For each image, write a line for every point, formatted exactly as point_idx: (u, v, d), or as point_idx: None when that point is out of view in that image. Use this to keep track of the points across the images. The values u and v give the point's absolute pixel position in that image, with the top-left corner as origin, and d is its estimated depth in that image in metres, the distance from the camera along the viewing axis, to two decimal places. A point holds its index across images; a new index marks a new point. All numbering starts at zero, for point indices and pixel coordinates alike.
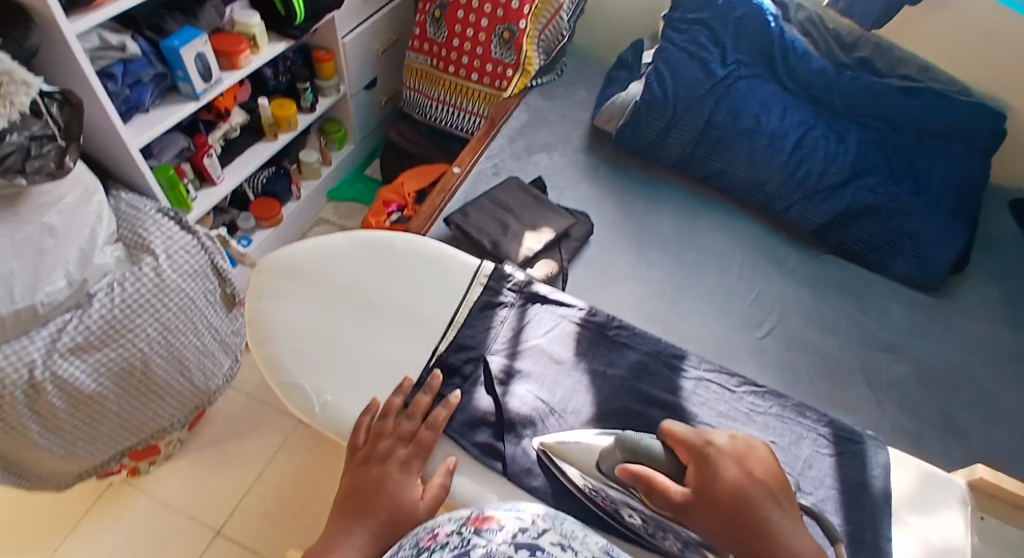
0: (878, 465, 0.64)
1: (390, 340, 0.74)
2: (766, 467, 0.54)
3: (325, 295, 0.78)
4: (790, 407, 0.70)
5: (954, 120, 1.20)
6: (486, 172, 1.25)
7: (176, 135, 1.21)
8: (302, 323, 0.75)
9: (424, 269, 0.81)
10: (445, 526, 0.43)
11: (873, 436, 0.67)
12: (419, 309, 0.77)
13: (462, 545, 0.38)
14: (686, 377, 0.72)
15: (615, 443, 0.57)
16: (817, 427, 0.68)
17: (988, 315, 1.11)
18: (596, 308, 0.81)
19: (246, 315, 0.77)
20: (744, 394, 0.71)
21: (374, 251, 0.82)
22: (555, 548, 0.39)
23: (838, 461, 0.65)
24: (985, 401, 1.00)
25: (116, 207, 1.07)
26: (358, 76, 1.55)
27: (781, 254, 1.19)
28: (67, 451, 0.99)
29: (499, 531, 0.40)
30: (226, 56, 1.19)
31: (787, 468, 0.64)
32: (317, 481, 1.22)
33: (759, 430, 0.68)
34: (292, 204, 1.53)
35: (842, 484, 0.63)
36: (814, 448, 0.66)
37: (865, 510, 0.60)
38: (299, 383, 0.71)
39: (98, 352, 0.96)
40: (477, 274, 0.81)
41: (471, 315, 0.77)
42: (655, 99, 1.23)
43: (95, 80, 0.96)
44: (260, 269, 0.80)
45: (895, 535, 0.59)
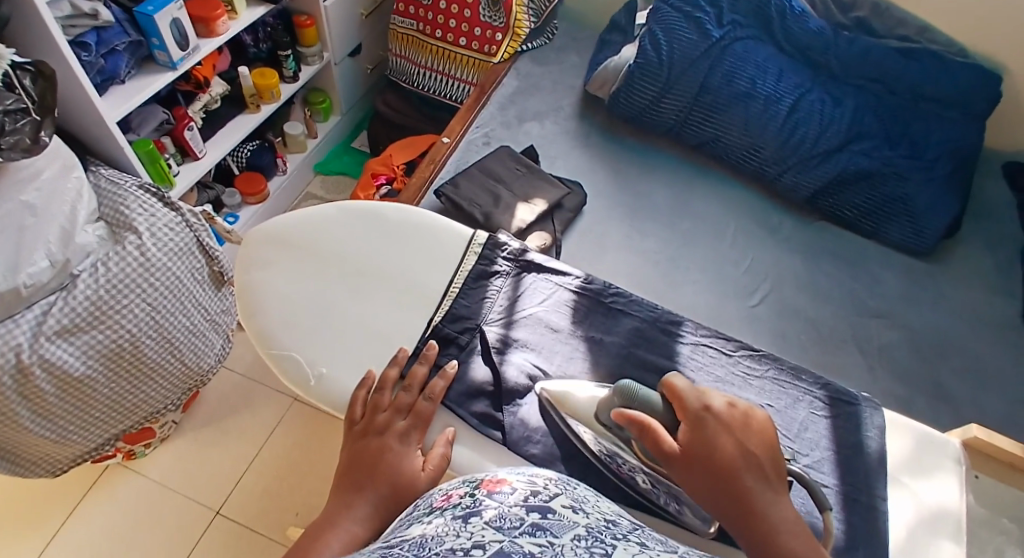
0: (873, 427, 0.63)
1: (384, 311, 0.73)
2: (761, 438, 0.54)
3: (315, 265, 0.76)
4: (787, 370, 0.69)
5: (951, 82, 1.19)
6: (476, 142, 1.22)
7: (154, 107, 1.16)
8: (292, 295, 0.73)
9: (417, 239, 0.79)
10: (457, 490, 0.39)
11: (869, 397, 0.66)
12: (413, 279, 0.75)
13: (472, 505, 0.33)
14: (682, 343, 0.71)
15: (614, 389, 0.59)
16: (813, 390, 0.67)
17: (978, 280, 1.12)
18: (592, 275, 0.79)
19: (236, 288, 0.75)
20: (740, 357, 0.70)
21: (363, 221, 0.80)
22: (570, 508, 0.34)
23: (832, 423, 0.64)
24: (973, 366, 1.02)
25: (96, 184, 1.04)
26: (342, 42, 1.50)
27: (774, 221, 1.18)
28: (59, 435, 0.98)
29: (511, 493, 0.35)
30: (203, 22, 1.14)
31: (782, 430, 0.63)
32: (315, 456, 1.23)
33: (755, 393, 0.67)
34: (278, 178, 1.50)
35: (837, 447, 0.62)
36: (809, 410, 0.65)
37: (860, 473, 0.60)
38: (292, 356, 0.70)
39: (85, 334, 0.94)
40: (471, 243, 0.79)
41: (466, 285, 0.76)
42: (648, 63, 1.20)
43: (68, 48, 0.92)
44: (248, 241, 0.78)
45: (889, 499, 0.59)
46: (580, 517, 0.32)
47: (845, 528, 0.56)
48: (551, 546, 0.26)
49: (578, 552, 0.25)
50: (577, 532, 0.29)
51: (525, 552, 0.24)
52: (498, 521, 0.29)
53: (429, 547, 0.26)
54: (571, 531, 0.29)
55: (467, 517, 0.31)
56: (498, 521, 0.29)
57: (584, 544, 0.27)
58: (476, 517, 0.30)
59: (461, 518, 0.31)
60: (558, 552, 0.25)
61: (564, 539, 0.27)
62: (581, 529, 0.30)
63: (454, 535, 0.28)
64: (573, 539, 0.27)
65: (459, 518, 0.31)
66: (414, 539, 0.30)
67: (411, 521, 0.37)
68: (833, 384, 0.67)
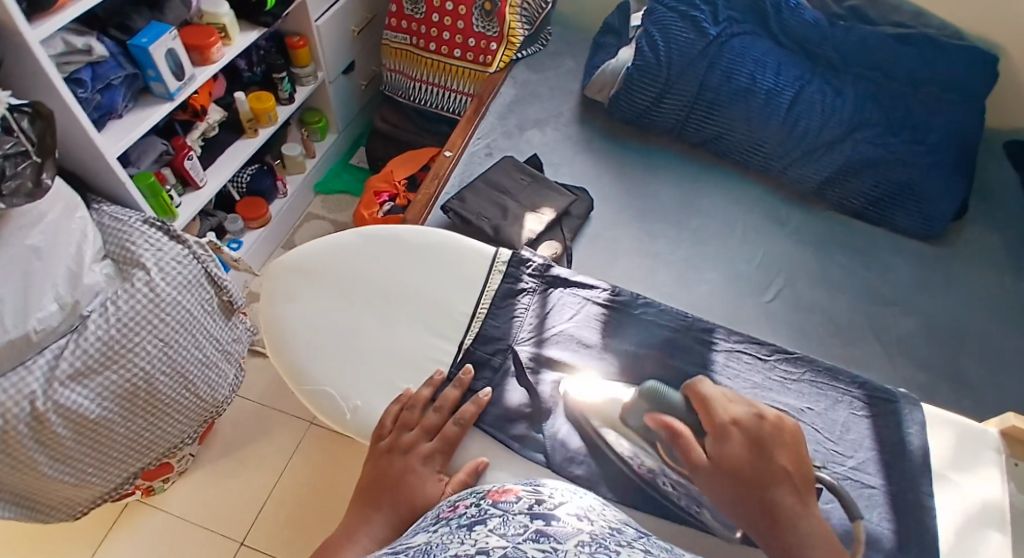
0: (914, 424, 0.63)
1: (412, 335, 0.72)
2: (786, 447, 0.52)
3: (340, 294, 0.75)
4: (823, 371, 0.68)
5: (949, 65, 1.18)
6: (478, 154, 1.21)
7: (153, 139, 1.17)
8: (319, 327, 0.73)
9: (440, 260, 0.78)
10: (464, 499, 0.44)
11: (907, 393, 0.66)
12: (439, 301, 0.75)
13: (478, 512, 0.38)
14: (716, 350, 0.71)
15: (642, 391, 0.60)
16: (851, 390, 0.67)
17: (991, 261, 1.11)
18: (619, 287, 0.79)
19: (261, 323, 0.74)
20: (775, 361, 0.70)
21: (385, 245, 0.79)
22: (573, 515, 0.38)
23: (874, 422, 0.64)
24: (992, 349, 1.00)
25: (99, 222, 1.03)
26: (335, 60, 1.49)
27: (782, 215, 1.18)
28: (78, 478, 0.97)
29: (515, 502, 0.39)
30: (197, 50, 1.14)
31: (824, 432, 0.63)
32: (335, 478, 1.22)
33: (794, 398, 0.66)
34: (278, 201, 1.49)
35: (881, 446, 0.62)
36: (850, 411, 0.65)
37: (905, 471, 0.59)
38: (324, 389, 0.69)
39: (99, 376, 0.93)
40: (494, 261, 0.79)
41: (494, 305, 0.75)
42: (647, 64, 1.20)
43: (63, 85, 0.90)
44: (269, 276, 0.77)
45: (936, 497, 0.58)
46: (583, 524, 0.36)
47: (896, 529, 0.56)
48: (554, 551, 0.30)
49: (581, 555, 0.29)
50: (580, 539, 0.32)
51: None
52: (503, 528, 0.33)
53: (439, 551, 0.30)
54: (575, 537, 0.32)
55: (473, 525, 0.35)
56: (503, 528, 0.33)
57: (586, 550, 0.30)
58: (482, 524, 0.35)
59: (468, 526, 0.35)
60: (560, 556, 0.29)
61: (568, 546, 0.31)
62: (585, 535, 0.33)
63: (460, 541, 0.32)
64: (576, 545, 0.31)
65: (465, 525, 0.35)
66: (423, 545, 0.34)
67: (421, 526, 0.42)
68: (870, 382, 0.66)
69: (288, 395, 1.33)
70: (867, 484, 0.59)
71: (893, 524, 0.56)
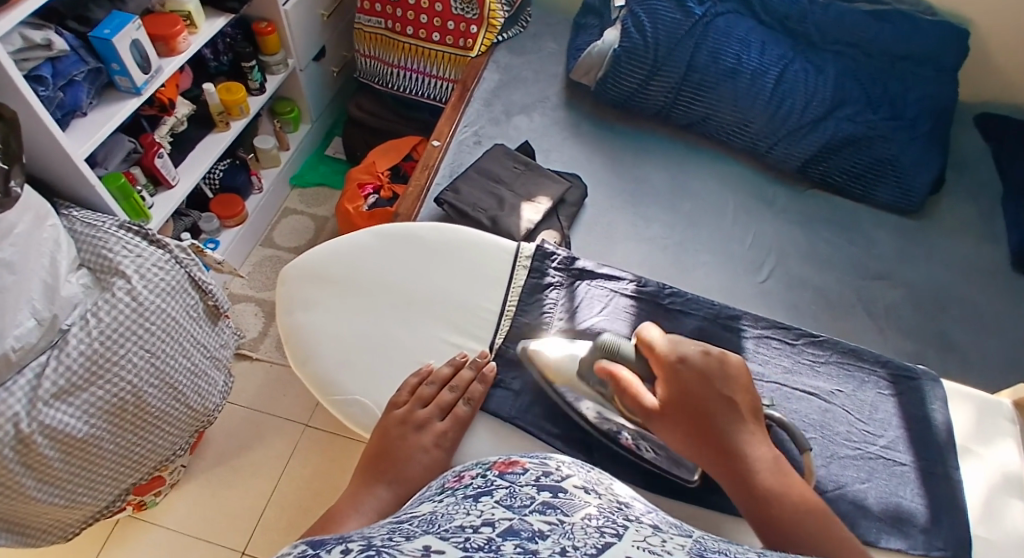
0: (938, 400, 0.68)
1: (439, 334, 0.72)
2: (734, 381, 0.55)
3: (363, 297, 0.75)
4: (848, 353, 0.72)
5: (923, 39, 1.21)
6: (467, 142, 1.19)
7: (120, 137, 1.11)
8: (343, 333, 0.73)
9: (462, 259, 0.79)
10: (470, 471, 0.43)
11: (927, 370, 0.71)
12: (463, 299, 0.75)
13: (485, 484, 0.37)
14: (746, 337, 0.72)
15: (596, 347, 0.64)
16: (876, 369, 0.71)
17: (968, 229, 1.14)
18: (645, 278, 0.79)
19: (284, 334, 0.75)
20: (804, 345, 0.72)
21: (405, 247, 0.80)
22: (580, 488, 0.37)
23: (899, 399, 0.68)
24: (975, 314, 1.03)
25: (71, 228, 0.97)
26: (306, 48, 1.44)
27: (769, 194, 1.18)
28: (68, 500, 0.91)
29: (523, 474, 0.39)
30: (162, 40, 1.07)
31: (856, 413, 0.67)
32: (335, 478, 1.19)
33: (824, 381, 0.69)
34: (255, 197, 1.45)
35: (907, 423, 0.66)
36: (876, 391, 0.69)
37: (933, 446, 0.64)
38: (356, 400, 0.69)
39: (84, 393, 0.87)
40: (518, 256, 0.80)
41: (522, 302, 0.76)
42: (634, 46, 1.19)
43: (25, 84, 0.84)
44: (287, 283, 0.78)
45: (963, 467, 0.64)
46: (590, 497, 0.36)
47: (927, 500, 0.61)
48: (561, 523, 0.29)
49: (588, 531, 0.28)
50: (586, 512, 0.32)
51: (534, 530, 0.28)
52: (509, 500, 0.33)
53: (444, 522, 0.29)
54: (582, 510, 0.32)
55: (480, 496, 0.34)
56: (510, 500, 0.33)
57: (593, 524, 0.30)
58: (488, 496, 0.34)
59: (474, 499, 0.34)
60: (569, 530, 0.28)
61: (574, 518, 0.30)
62: (591, 508, 0.33)
63: (466, 512, 0.31)
64: (583, 518, 0.31)
65: (471, 497, 0.35)
66: (428, 514, 0.33)
67: (426, 497, 0.41)
68: (892, 361, 0.71)
69: (280, 399, 1.29)
70: (897, 459, 0.64)
71: (926, 501, 0.61)
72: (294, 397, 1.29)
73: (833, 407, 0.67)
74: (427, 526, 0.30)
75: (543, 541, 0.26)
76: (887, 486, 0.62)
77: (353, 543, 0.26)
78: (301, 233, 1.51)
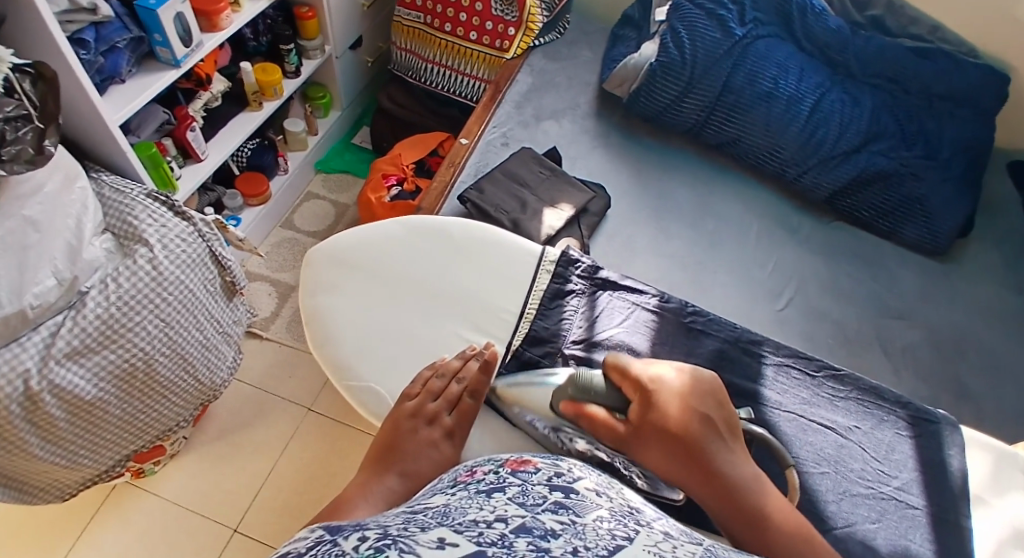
0: (955, 446, 0.67)
1: (457, 331, 0.72)
2: (712, 399, 0.56)
3: (384, 287, 0.76)
4: (867, 391, 0.71)
5: (965, 81, 1.19)
6: (495, 142, 1.19)
7: (155, 107, 1.12)
8: (362, 321, 0.74)
9: (485, 258, 0.78)
10: (481, 466, 0.43)
11: (946, 416, 0.70)
12: (484, 299, 0.75)
13: (498, 481, 0.37)
14: (765, 364, 0.72)
15: (566, 382, 0.61)
16: (895, 409, 0.70)
17: (992, 277, 1.12)
18: (668, 294, 0.78)
19: (304, 314, 0.76)
20: (823, 378, 0.72)
21: (430, 240, 0.80)
22: (592, 490, 0.37)
23: (916, 442, 0.68)
24: (993, 364, 1.01)
25: (99, 192, 0.98)
26: (344, 35, 1.45)
27: (793, 222, 1.17)
28: (69, 460, 0.92)
29: (535, 473, 0.38)
30: (206, 15, 1.08)
31: (871, 452, 0.66)
32: (332, 465, 1.19)
33: (842, 416, 0.69)
34: (279, 178, 1.47)
35: (923, 466, 0.66)
36: (894, 431, 0.68)
37: (947, 492, 0.64)
38: (369, 388, 0.69)
39: (97, 355, 0.88)
40: (543, 260, 0.79)
41: (543, 306, 0.76)
42: (672, 62, 1.19)
43: (68, 47, 0.86)
44: (311, 265, 0.79)
45: (976, 517, 0.63)
46: (602, 500, 0.35)
47: (936, 547, 0.60)
48: (572, 523, 0.29)
49: (600, 533, 0.28)
50: (598, 513, 0.31)
51: (546, 529, 0.27)
52: (522, 498, 0.32)
53: (457, 515, 0.29)
54: (593, 512, 0.32)
55: (493, 492, 0.34)
56: (522, 498, 0.32)
57: (605, 527, 0.29)
58: (501, 492, 0.34)
59: (486, 493, 0.34)
60: (580, 531, 0.28)
61: (586, 519, 0.30)
62: (603, 511, 0.32)
63: (478, 507, 0.31)
64: (594, 519, 0.30)
65: (484, 492, 0.35)
66: (441, 506, 0.33)
67: (439, 489, 0.41)
68: (912, 403, 0.70)
69: (284, 380, 1.29)
70: (909, 503, 0.63)
71: (935, 547, 0.60)
72: (298, 380, 1.29)
73: (849, 444, 0.67)
74: (441, 518, 0.29)
75: (554, 540, 0.26)
76: (897, 528, 0.61)
77: (368, 531, 0.26)
78: (321, 218, 1.52)
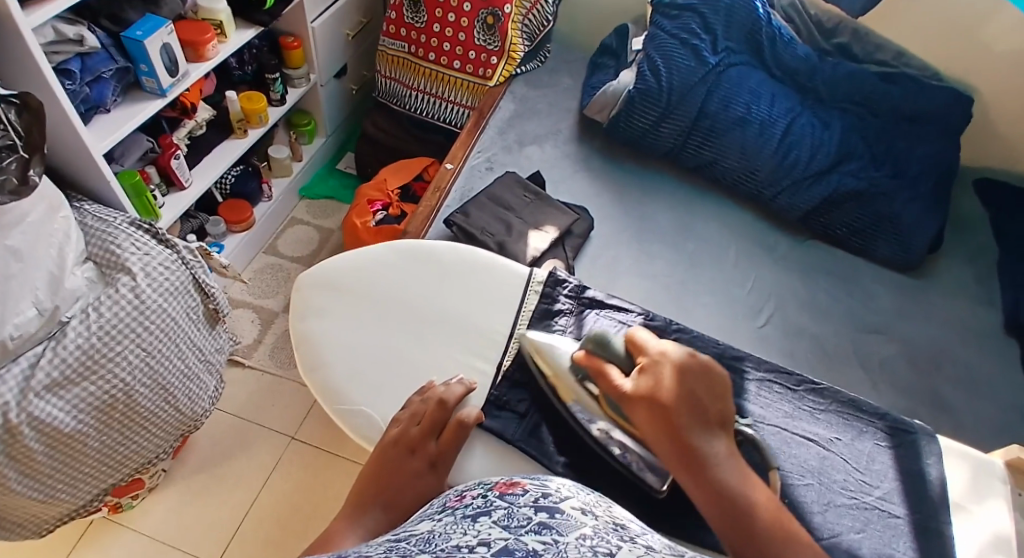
0: (933, 456, 0.69)
1: (448, 353, 0.73)
2: (712, 384, 0.57)
3: (376, 312, 0.77)
4: (847, 404, 0.73)
5: (929, 104, 1.25)
6: (479, 167, 1.21)
7: (139, 136, 1.13)
8: (353, 345, 0.74)
9: (476, 282, 0.80)
10: (471, 490, 0.43)
11: (923, 426, 0.72)
12: (473, 321, 0.76)
13: (484, 505, 0.37)
14: (748, 380, 0.74)
15: (586, 337, 0.66)
16: (874, 421, 0.72)
17: (962, 291, 1.16)
18: (653, 312, 0.80)
19: (295, 339, 0.76)
20: (804, 392, 0.74)
21: (421, 265, 0.81)
22: (578, 509, 0.37)
23: (895, 452, 0.70)
24: (968, 376, 1.04)
25: (81, 221, 0.98)
26: (328, 63, 1.47)
27: (771, 241, 1.20)
28: (47, 496, 0.90)
29: (522, 495, 0.38)
30: (191, 46, 1.10)
31: (852, 463, 0.68)
32: (317, 494, 1.17)
33: (823, 428, 0.71)
34: (263, 204, 1.47)
35: (903, 476, 0.68)
36: (873, 442, 0.71)
37: (927, 500, 0.65)
38: (360, 412, 0.69)
39: (77, 387, 0.87)
40: (530, 282, 0.81)
41: (531, 327, 0.77)
42: (649, 88, 1.22)
43: (55, 78, 0.86)
44: (301, 290, 0.80)
45: (957, 525, 0.64)
46: (587, 518, 0.35)
47: (920, 555, 0.62)
48: (554, 543, 0.29)
49: (581, 550, 0.28)
50: (581, 532, 0.31)
51: (528, 549, 0.27)
52: (507, 520, 0.32)
53: (440, 542, 0.29)
54: (577, 530, 0.31)
55: (478, 516, 0.34)
56: (507, 520, 0.32)
57: (588, 544, 0.29)
58: (486, 516, 0.34)
59: (471, 518, 0.34)
60: (562, 549, 0.28)
61: (568, 538, 0.29)
62: (587, 529, 0.32)
63: (463, 532, 0.31)
64: (577, 538, 0.30)
65: (470, 516, 0.35)
66: (426, 532, 0.33)
67: (427, 514, 0.41)
68: (890, 415, 0.72)
69: (267, 408, 1.27)
70: (892, 512, 0.65)
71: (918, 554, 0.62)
72: (282, 407, 1.28)
73: (831, 456, 0.68)
74: (424, 544, 0.30)
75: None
76: (881, 537, 0.63)
77: None
78: (306, 244, 1.52)
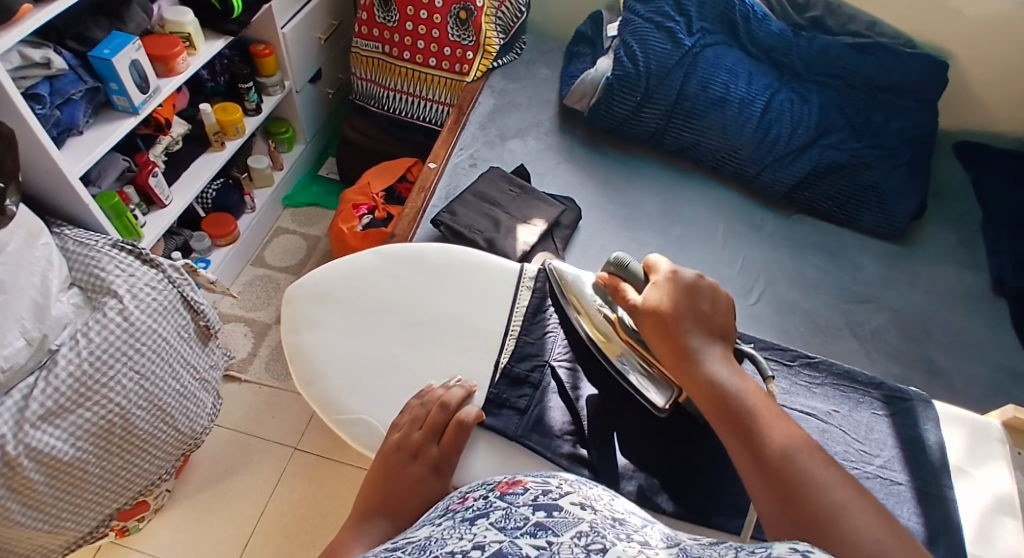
0: (931, 421, 0.70)
1: (444, 354, 0.73)
2: (718, 304, 0.59)
3: (372, 317, 0.77)
4: (842, 376, 0.75)
5: (907, 73, 1.25)
6: (462, 164, 1.20)
7: (115, 156, 1.11)
8: (347, 354, 0.74)
9: (469, 280, 0.80)
10: (474, 492, 0.43)
11: (918, 392, 0.73)
12: (467, 320, 0.76)
13: (484, 507, 0.37)
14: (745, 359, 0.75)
15: (608, 258, 0.67)
16: (870, 391, 0.74)
17: (948, 256, 1.17)
18: None
19: (288, 351, 0.76)
20: (799, 367, 0.76)
21: (411, 268, 0.81)
22: (577, 505, 0.37)
23: (892, 420, 0.71)
24: (958, 339, 1.05)
25: (63, 247, 0.96)
26: (302, 69, 1.46)
27: (757, 218, 1.21)
28: (50, 526, 0.89)
29: (522, 494, 0.38)
30: (162, 60, 1.08)
31: (851, 433, 0.69)
32: (323, 506, 1.17)
33: (821, 401, 0.72)
34: (247, 216, 1.46)
35: (902, 443, 0.69)
36: (870, 412, 0.72)
37: (928, 465, 0.66)
38: (360, 421, 0.69)
39: (72, 415, 0.86)
40: (522, 277, 0.81)
41: (526, 322, 0.77)
42: (627, 74, 1.22)
43: (24, 103, 0.84)
44: (292, 302, 0.79)
45: (959, 488, 0.65)
46: (586, 513, 0.35)
47: (924, 521, 0.62)
48: (550, 544, 0.28)
49: (574, 551, 0.27)
50: (578, 530, 0.31)
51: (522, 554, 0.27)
52: (504, 522, 0.32)
53: (435, 550, 0.29)
54: (573, 528, 0.31)
55: (476, 519, 0.34)
56: (504, 522, 0.32)
57: (583, 542, 0.29)
58: (484, 518, 0.33)
59: (470, 521, 0.34)
60: (555, 552, 0.27)
61: (563, 538, 0.29)
62: (584, 525, 0.32)
63: (459, 537, 0.31)
64: (572, 536, 0.29)
65: (468, 520, 0.34)
66: (422, 539, 0.33)
67: (430, 519, 0.41)
68: (885, 384, 0.74)
69: (266, 422, 1.26)
70: (893, 479, 0.66)
71: (923, 518, 0.62)
72: (282, 420, 1.27)
73: (830, 427, 0.70)
74: (418, 553, 0.30)
75: None
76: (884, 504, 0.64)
77: None
78: (293, 254, 1.51)
